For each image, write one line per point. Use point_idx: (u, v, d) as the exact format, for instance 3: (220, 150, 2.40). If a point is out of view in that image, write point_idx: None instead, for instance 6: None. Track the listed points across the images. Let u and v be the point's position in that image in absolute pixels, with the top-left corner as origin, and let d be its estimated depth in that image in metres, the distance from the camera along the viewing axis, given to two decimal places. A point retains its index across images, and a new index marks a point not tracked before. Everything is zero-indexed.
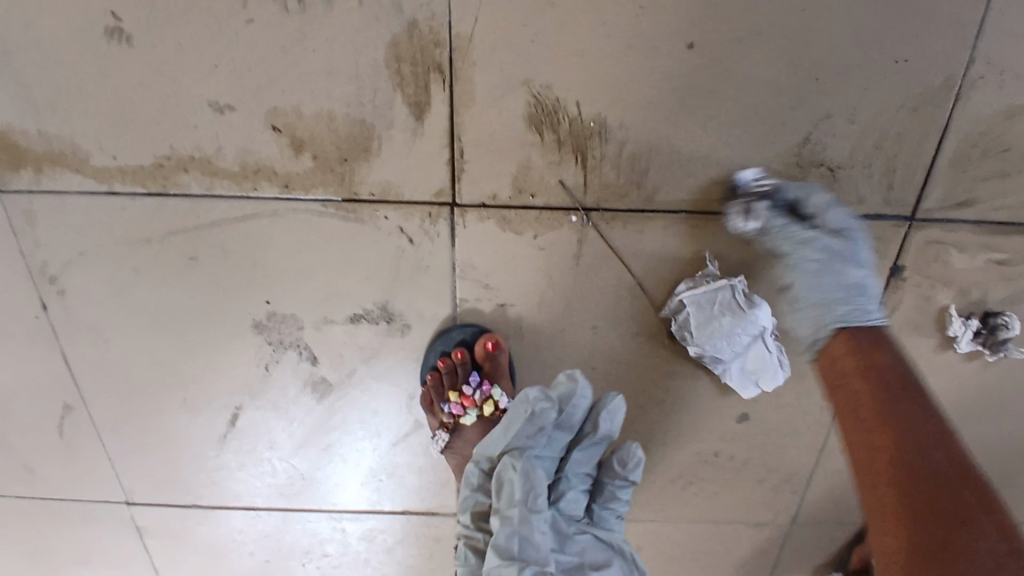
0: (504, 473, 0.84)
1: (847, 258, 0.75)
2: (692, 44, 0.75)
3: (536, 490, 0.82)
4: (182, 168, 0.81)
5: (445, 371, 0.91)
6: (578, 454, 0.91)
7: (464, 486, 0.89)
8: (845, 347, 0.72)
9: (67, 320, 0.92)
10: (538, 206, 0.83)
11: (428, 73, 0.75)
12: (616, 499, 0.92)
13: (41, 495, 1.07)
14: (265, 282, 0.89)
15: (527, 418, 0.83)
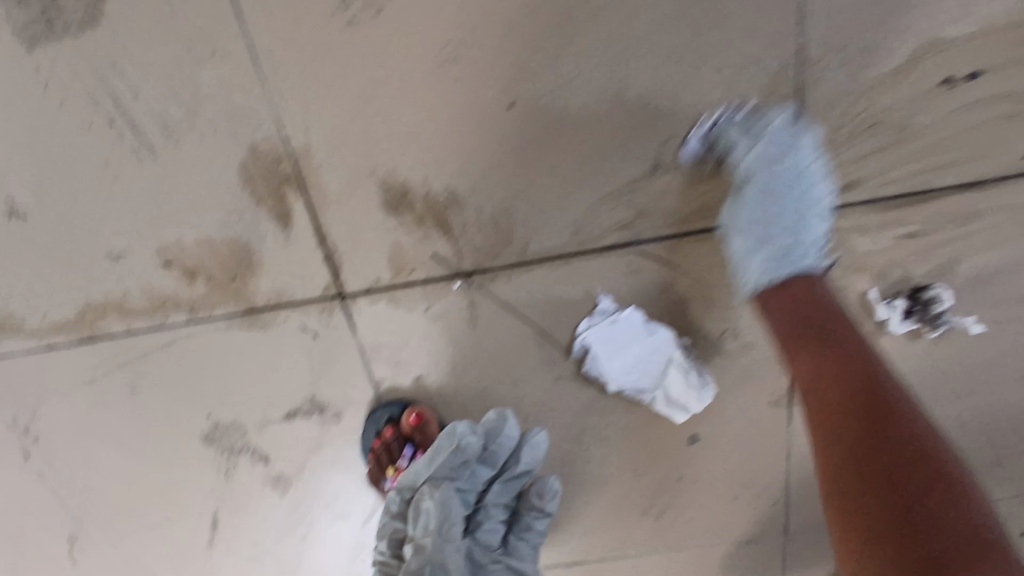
0: (422, 502, 0.89)
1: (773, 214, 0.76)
2: (513, 103, 0.77)
3: (451, 519, 0.87)
4: (101, 315, 0.89)
5: (380, 450, 0.94)
6: (497, 487, 0.96)
7: (384, 513, 0.93)
8: (786, 298, 0.74)
9: (44, 464, 1.01)
10: (421, 280, 0.87)
11: (281, 185, 0.80)
12: (530, 533, 0.96)
13: None
14: (203, 398, 0.95)
15: (450, 451, 0.88)
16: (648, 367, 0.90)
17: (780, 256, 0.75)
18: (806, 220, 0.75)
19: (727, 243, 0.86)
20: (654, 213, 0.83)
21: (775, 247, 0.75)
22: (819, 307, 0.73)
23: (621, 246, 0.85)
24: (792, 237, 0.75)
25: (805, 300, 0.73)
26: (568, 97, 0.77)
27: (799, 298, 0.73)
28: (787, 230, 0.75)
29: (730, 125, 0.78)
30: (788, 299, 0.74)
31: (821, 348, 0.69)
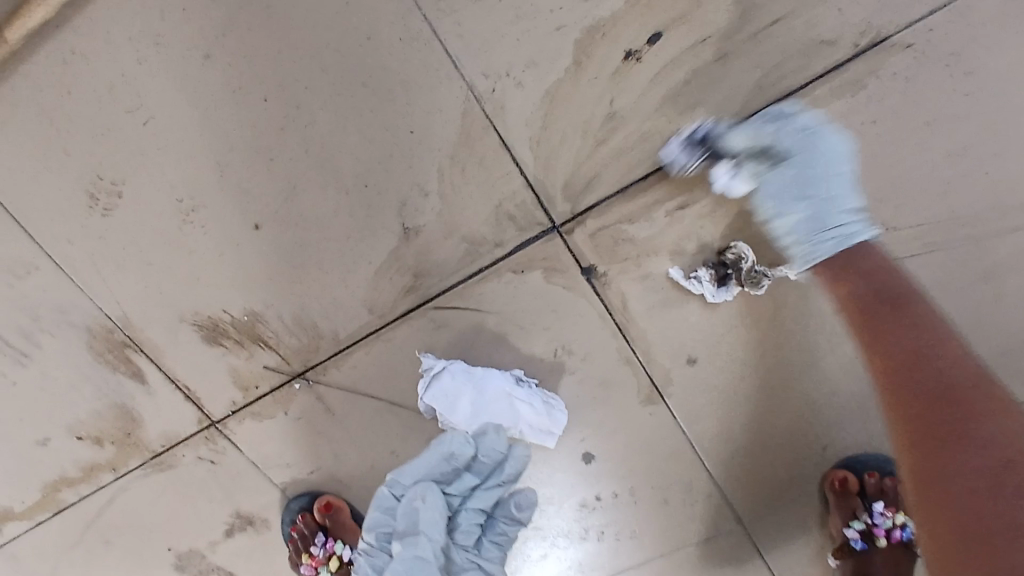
0: (414, 501, 0.87)
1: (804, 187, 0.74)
2: (259, 224, 0.87)
3: (434, 525, 0.87)
4: (56, 490, 1.07)
5: (296, 537, 1.03)
6: (483, 492, 0.93)
7: (375, 507, 0.91)
8: (836, 279, 0.73)
9: None
10: (268, 390, 0.96)
11: (123, 350, 0.95)
12: (506, 538, 0.95)
13: None
14: (159, 535, 1.09)
15: (442, 455, 0.89)
16: (492, 410, 0.91)
17: (814, 229, 0.74)
18: (821, 219, 0.73)
19: (509, 272, 0.88)
20: (427, 270, 0.88)
21: (800, 217, 0.74)
22: (885, 280, 0.71)
23: (417, 308, 0.91)
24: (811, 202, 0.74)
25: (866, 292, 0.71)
26: (295, 203, 0.86)
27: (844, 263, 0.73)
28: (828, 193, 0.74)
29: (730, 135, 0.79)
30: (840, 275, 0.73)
31: (876, 304, 0.70)
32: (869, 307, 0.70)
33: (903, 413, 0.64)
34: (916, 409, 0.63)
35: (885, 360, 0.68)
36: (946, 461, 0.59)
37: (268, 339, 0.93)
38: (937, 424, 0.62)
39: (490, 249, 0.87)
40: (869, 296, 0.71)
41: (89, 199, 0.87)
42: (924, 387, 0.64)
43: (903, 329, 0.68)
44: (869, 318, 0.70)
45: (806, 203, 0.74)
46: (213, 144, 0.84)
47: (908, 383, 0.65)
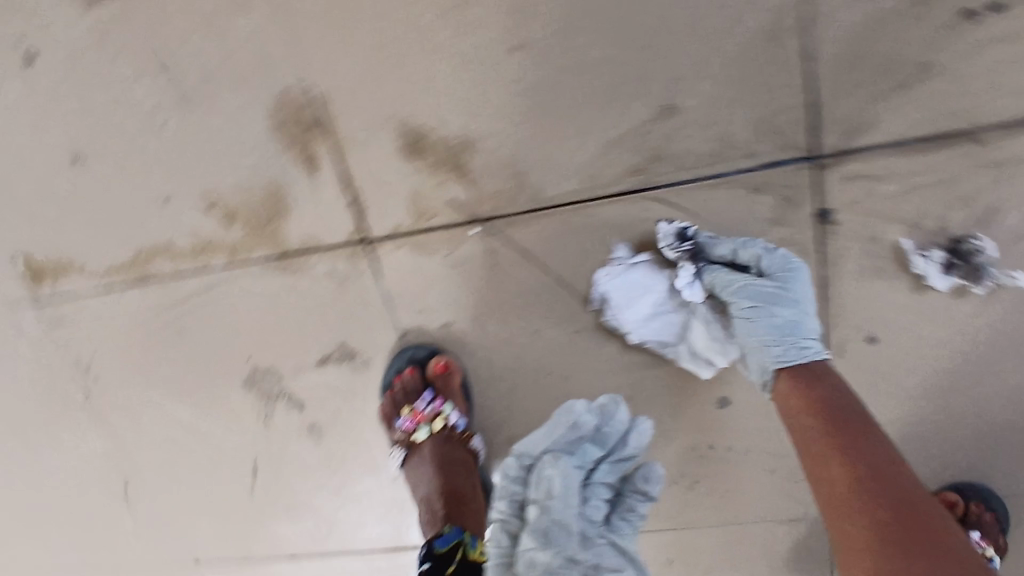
0: (544, 471, 0.82)
1: (776, 298, 0.77)
2: (521, 48, 0.82)
3: (570, 489, 0.81)
4: (153, 257, 0.97)
5: (400, 388, 0.95)
6: (604, 467, 0.89)
7: (502, 482, 0.85)
8: (789, 388, 0.73)
9: (81, 423, 1.05)
10: (441, 226, 0.90)
11: (309, 131, 0.87)
12: (637, 516, 0.87)
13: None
14: (242, 341, 1.00)
15: (569, 425, 0.85)
16: (665, 318, 0.89)
17: (783, 337, 0.75)
18: (791, 325, 0.75)
19: (745, 187, 0.83)
20: (666, 155, 0.83)
21: (779, 319, 0.75)
22: (849, 414, 0.69)
23: (636, 192, 0.85)
24: (782, 313, 0.76)
25: (813, 408, 0.71)
26: (565, 42, 0.81)
27: (804, 380, 0.73)
28: (783, 314, 0.76)
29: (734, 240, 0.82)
30: (802, 386, 0.73)
31: (825, 409, 0.70)
32: (824, 399, 0.71)
33: (854, 499, 0.64)
34: (880, 494, 0.63)
35: (830, 442, 0.68)
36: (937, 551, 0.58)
37: (468, 173, 0.86)
38: (916, 511, 0.61)
39: (737, 158, 0.82)
40: (810, 388, 0.72)
41: None
42: (890, 480, 0.64)
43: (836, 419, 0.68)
44: (821, 404, 0.70)
45: (776, 317, 0.76)
46: None
47: (874, 479, 0.64)
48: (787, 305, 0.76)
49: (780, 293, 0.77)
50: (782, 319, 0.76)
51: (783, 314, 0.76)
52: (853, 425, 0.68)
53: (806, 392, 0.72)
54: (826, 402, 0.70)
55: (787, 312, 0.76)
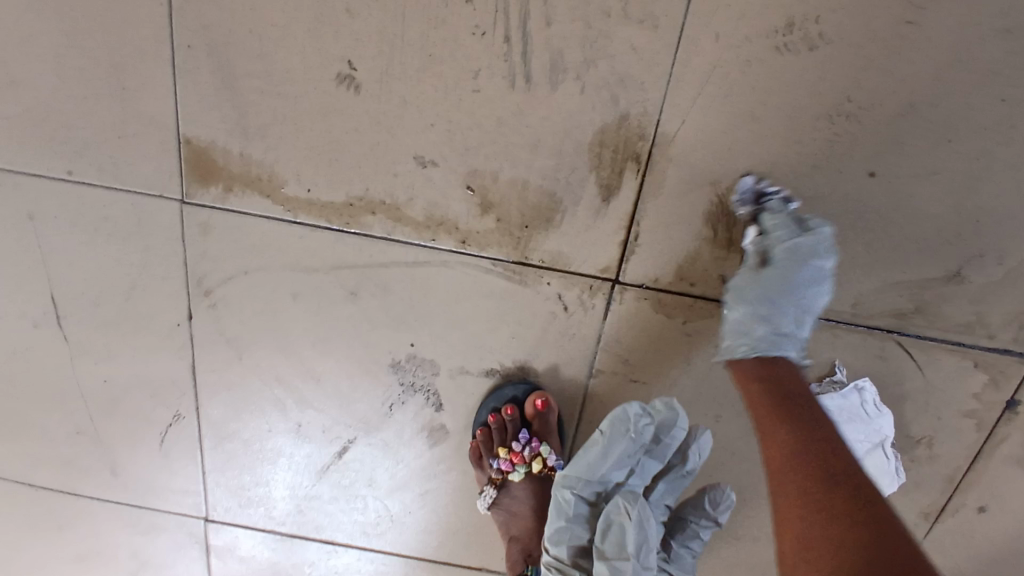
0: (615, 516, 0.86)
1: (782, 305, 0.76)
2: (874, 173, 0.79)
3: (648, 542, 0.84)
4: (370, 210, 0.85)
5: (495, 427, 0.93)
6: (663, 485, 0.93)
7: (559, 516, 0.90)
8: (745, 376, 0.75)
9: (185, 337, 0.97)
10: (694, 295, 0.86)
11: (625, 161, 0.80)
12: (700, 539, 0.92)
13: (141, 503, 1.12)
14: (416, 325, 0.92)
15: (629, 439, 0.87)
16: (861, 447, 0.91)
17: (775, 342, 0.75)
18: (780, 336, 0.76)
19: (970, 362, 0.89)
20: (929, 313, 0.86)
21: (767, 327, 0.76)
22: (788, 398, 0.71)
23: (886, 331, 0.88)
24: None
25: (766, 388, 0.73)
26: (916, 185, 0.79)
27: (765, 371, 0.74)
28: (787, 324, 0.76)
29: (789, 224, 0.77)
30: (755, 373, 0.75)
31: (777, 399, 0.71)
32: (785, 388, 0.72)
33: (812, 487, 0.64)
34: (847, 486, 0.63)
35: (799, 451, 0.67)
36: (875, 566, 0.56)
37: (751, 260, 0.84)
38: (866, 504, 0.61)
39: (979, 336, 0.88)
40: (771, 387, 0.73)
41: (783, 22, 0.73)
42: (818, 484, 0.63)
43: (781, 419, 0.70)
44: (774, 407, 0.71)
45: (766, 323, 0.76)
46: (922, 82, 0.75)
47: (825, 464, 0.65)
48: (794, 311, 0.76)
49: (789, 300, 0.76)
50: (774, 328, 0.76)
51: (767, 325, 0.76)
52: (803, 417, 0.69)
53: (756, 381, 0.74)
54: (793, 389, 0.73)
55: (758, 318, 0.76)
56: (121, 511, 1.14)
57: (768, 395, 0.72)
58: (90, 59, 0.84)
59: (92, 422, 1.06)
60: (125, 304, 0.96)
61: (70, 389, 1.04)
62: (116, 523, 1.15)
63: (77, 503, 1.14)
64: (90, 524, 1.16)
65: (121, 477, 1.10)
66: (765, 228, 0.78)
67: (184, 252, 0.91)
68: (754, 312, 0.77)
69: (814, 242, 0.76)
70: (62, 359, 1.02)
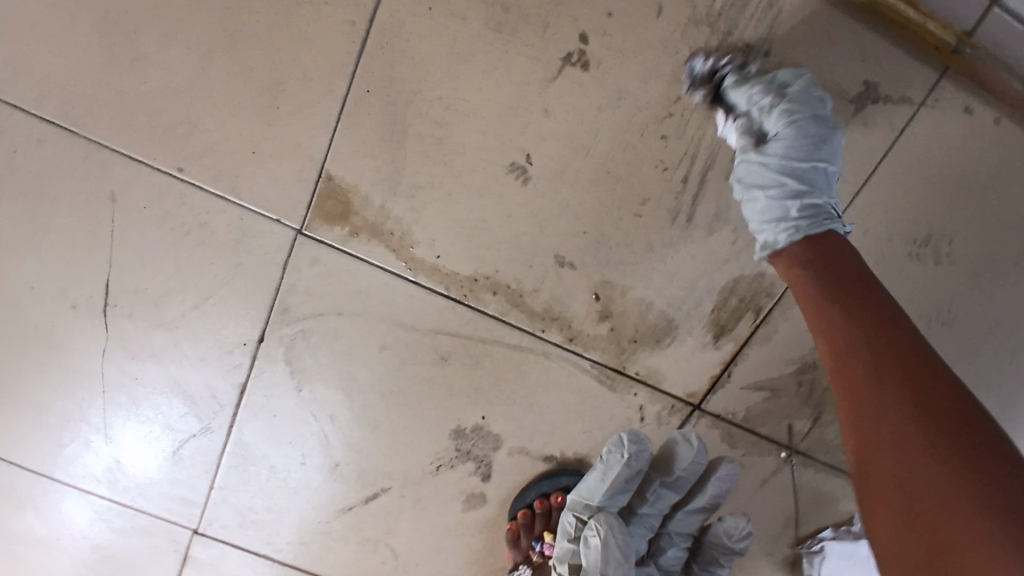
0: (591, 535, 0.86)
1: (800, 147, 0.72)
2: None
3: (615, 559, 0.84)
4: (492, 290, 0.86)
5: (542, 512, 0.96)
6: (682, 515, 0.93)
7: (562, 536, 0.90)
8: (790, 266, 0.70)
9: (246, 357, 0.92)
10: (760, 434, 0.93)
11: (746, 310, 0.86)
12: (716, 564, 0.94)
13: (127, 504, 1.04)
14: (493, 401, 0.93)
15: (623, 463, 0.87)
16: None
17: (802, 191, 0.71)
18: (806, 185, 0.71)
19: None
20: None
21: (788, 174, 0.72)
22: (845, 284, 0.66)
23: None
24: None
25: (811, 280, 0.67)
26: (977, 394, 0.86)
27: (815, 257, 0.68)
28: (814, 186, 0.71)
29: (752, 83, 0.75)
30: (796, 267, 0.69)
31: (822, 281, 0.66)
32: (836, 264, 0.67)
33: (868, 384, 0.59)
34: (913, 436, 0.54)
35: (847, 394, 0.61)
36: (949, 542, 0.49)
37: (822, 417, 0.93)
38: (932, 401, 0.55)
39: None
40: (817, 268, 0.68)
41: (922, 236, 0.82)
42: (887, 451, 0.56)
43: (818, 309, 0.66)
44: (818, 296, 0.66)
45: (798, 166, 0.72)
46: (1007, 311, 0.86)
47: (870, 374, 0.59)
48: (833, 140, 0.72)
49: (794, 140, 0.72)
50: (819, 162, 0.72)
51: (783, 180, 0.71)
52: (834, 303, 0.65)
53: (807, 272, 0.68)
54: (839, 263, 0.67)
55: (795, 129, 0.72)
56: (96, 505, 1.03)
57: (814, 283, 0.67)
58: (249, 66, 0.79)
59: (103, 412, 0.98)
60: (191, 311, 0.90)
61: (90, 376, 0.95)
62: (84, 518, 1.04)
63: (46, 489, 1.02)
64: (52, 513, 1.04)
65: (113, 471, 1.02)
66: (738, 104, 0.76)
67: (280, 278, 0.87)
68: (815, 149, 0.72)
69: (799, 82, 0.74)
70: (93, 345, 0.93)
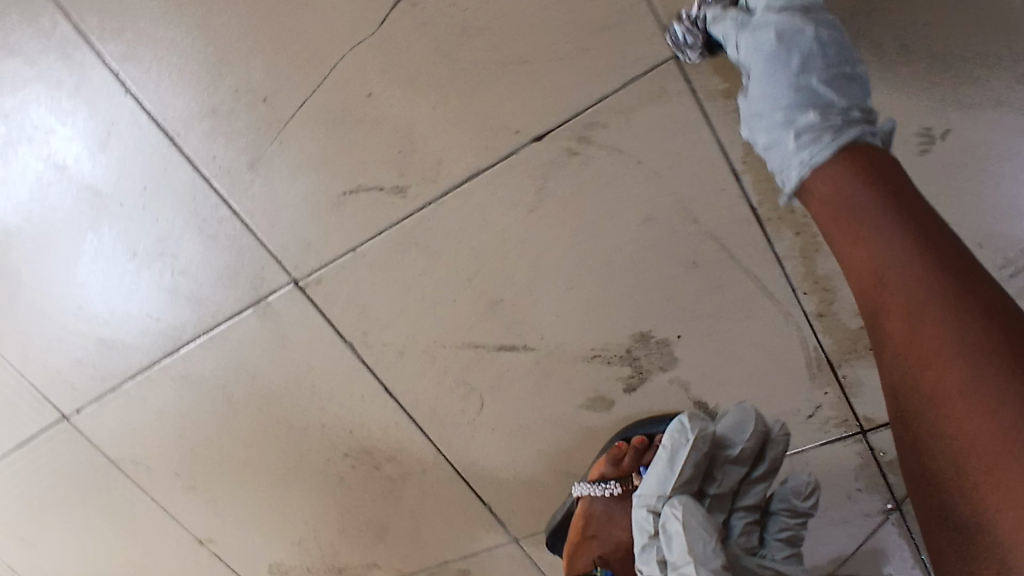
0: (671, 526, 0.76)
1: (793, 74, 0.63)
2: None
3: (704, 544, 0.74)
4: (795, 229, 0.79)
5: None
6: (753, 492, 0.85)
7: (640, 535, 0.81)
8: (826, 182, 0.60)
9: (504, 148, 0.79)
10: (888, 480, 0.95)
11: None
12: (794, 531, 0.87)
13: (245, 217, 0.89)
14: (699, 327, 0.87)
15: (692, 450, 0.78)
16: None
17: (799, 108, 0.63)
18: (800, 94, 0.63)
19: None
20: None
21: (782, 104, 0.63)
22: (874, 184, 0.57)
23: None
24: None
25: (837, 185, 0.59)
26: None
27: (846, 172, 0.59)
28: (806, 95, 0.63)
29: (750, 22, 0.66)
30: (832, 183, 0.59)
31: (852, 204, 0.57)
32: (875, 180, 0.57)
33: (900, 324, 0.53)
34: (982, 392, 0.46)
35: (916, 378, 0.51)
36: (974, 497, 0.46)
37: None
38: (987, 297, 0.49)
39: None
40: (858, 181, 0.57)
41: None
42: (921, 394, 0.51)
43: (877, 259, 0.55)
44: (879, 237, 0.55)
45: (822, 69, 0.63)
46: None
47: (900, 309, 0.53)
48: (860, 87, 0.63)
49: (800, 58, 0.63)
50: (839, 81, 0.63)
51: (787, 92, 0.63)
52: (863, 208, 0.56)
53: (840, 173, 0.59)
54: (892, 185, 0.57)
55: (823, 79, 0.62)
56: (188, 197, 0.89)
57: (867, 202, 0.56)
58: None
59: (296, 111, 0.81)
60: (494, 66, 0.75)
61: (319, 64, 0.78)
62: (166, 202, 0.90)
63: (151, 146, 0.86)
64: (135, 177, 0.89)
65: (253, 176, 0.86)
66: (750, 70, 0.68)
67: (615, 91, 0.75)
68: (826, 70, 0.63)
69: (818, 20, 0.64)
70: (351, 34, 0.76)
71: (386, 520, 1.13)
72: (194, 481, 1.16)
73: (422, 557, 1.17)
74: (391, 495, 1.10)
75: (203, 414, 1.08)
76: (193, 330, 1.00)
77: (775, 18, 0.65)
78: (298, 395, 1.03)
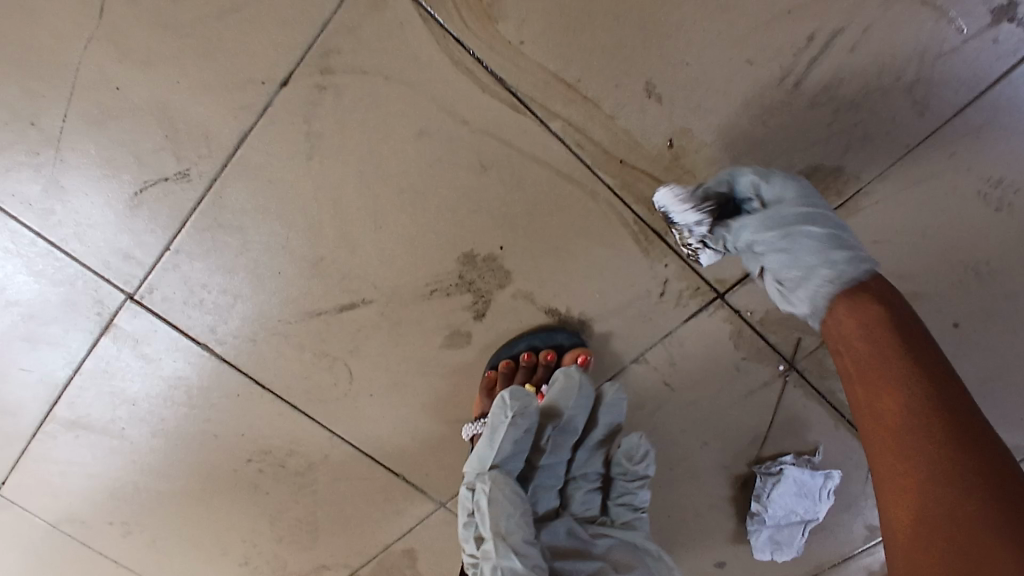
0: (479, 501, 0.79)
1: (816, 235, 0.69)
2: (958, 325, 0.87)
3: (506, 516, 0.77)
4: (561, 101, 0.77)
5: (526, 366, 0.91)
6: (585, 454, 0.90)
7: (464, 513, 0.83)
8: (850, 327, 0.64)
9: (257, 101, 0.79)
10: (767, 341, 0.90)
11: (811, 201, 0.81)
12: (634, 497, 0.89)
13: (61, 244, 0.90)
14: (515, 231, 0.85)
15: (506, 423, 0.80)
16: (794, 512, 1.00)
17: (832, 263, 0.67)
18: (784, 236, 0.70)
19: None
20: None
21: (799, 246, 0.69)
22: (879, 324, 0.63)
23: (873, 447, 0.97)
24: None
25: (873, 330, 0.62)
26: (968, 354, 0.88)
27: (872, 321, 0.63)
28: (830, 246, 0.68)
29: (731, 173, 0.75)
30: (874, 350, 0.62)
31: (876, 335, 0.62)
32: (867, 309, 0.64)
33: (890, 435, 0.59)
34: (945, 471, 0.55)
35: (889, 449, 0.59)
36: None
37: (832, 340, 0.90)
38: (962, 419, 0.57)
39: None
40: (856, 315, 0.64)
41: (998, 176, 0.80)
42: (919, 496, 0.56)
43: (869, 367, 0.62)
44: (868, 352, 0.62)
45: (804, 216, 0.70)
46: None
47: (899, 436, 0.59)
48: (845, 239, 0.69)
49: (795, 217, 0.70)
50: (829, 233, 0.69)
51: (831, 260, 0.68)
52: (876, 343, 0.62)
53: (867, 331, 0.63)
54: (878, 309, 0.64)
55: (830, 248, 0.68)
56: (4, 241, 0.91)
57: (865, 336, 0.62)
58: None
59: (64, 122, 0.83)
60: (214, 21, 0.76)
61: (61, 68, 0.80)
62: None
63: None
64: None
65: (53, 201, 0.88)
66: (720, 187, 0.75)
67: (334, 11, 0.75)
68: (837, 237, 0.69)
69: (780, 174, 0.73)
70: (78, 29, 0.78)
71: (312, 517, 1.12)
72: (129, 525, 1.16)
73: (362, 549, 1.14)
74: (306, 490, 1.09)
75: (108, 454, 1.09)
76: (65, 371, 1.01)
77: (728, 178, 0.74)
78: (182, 410, 1.03)
